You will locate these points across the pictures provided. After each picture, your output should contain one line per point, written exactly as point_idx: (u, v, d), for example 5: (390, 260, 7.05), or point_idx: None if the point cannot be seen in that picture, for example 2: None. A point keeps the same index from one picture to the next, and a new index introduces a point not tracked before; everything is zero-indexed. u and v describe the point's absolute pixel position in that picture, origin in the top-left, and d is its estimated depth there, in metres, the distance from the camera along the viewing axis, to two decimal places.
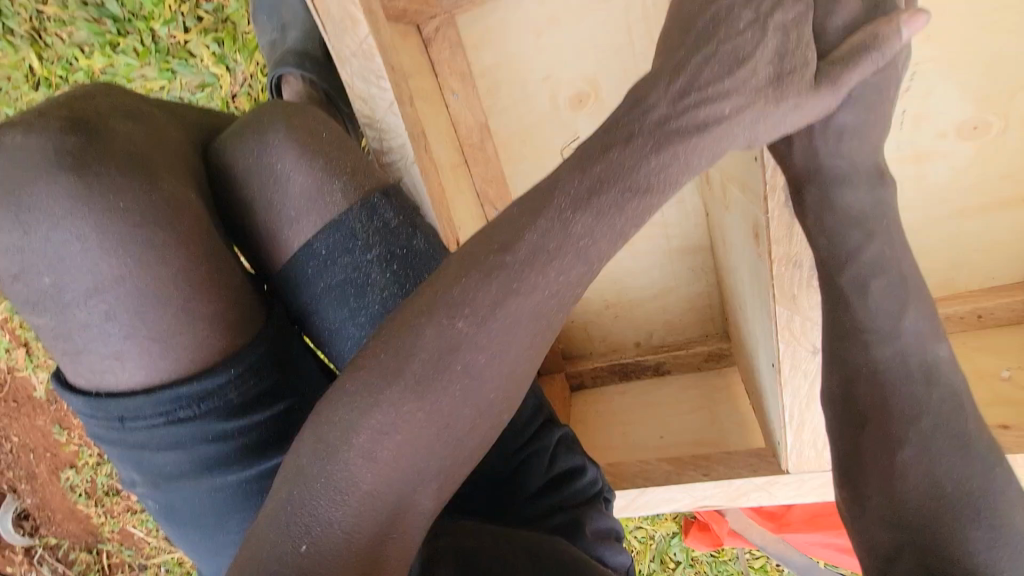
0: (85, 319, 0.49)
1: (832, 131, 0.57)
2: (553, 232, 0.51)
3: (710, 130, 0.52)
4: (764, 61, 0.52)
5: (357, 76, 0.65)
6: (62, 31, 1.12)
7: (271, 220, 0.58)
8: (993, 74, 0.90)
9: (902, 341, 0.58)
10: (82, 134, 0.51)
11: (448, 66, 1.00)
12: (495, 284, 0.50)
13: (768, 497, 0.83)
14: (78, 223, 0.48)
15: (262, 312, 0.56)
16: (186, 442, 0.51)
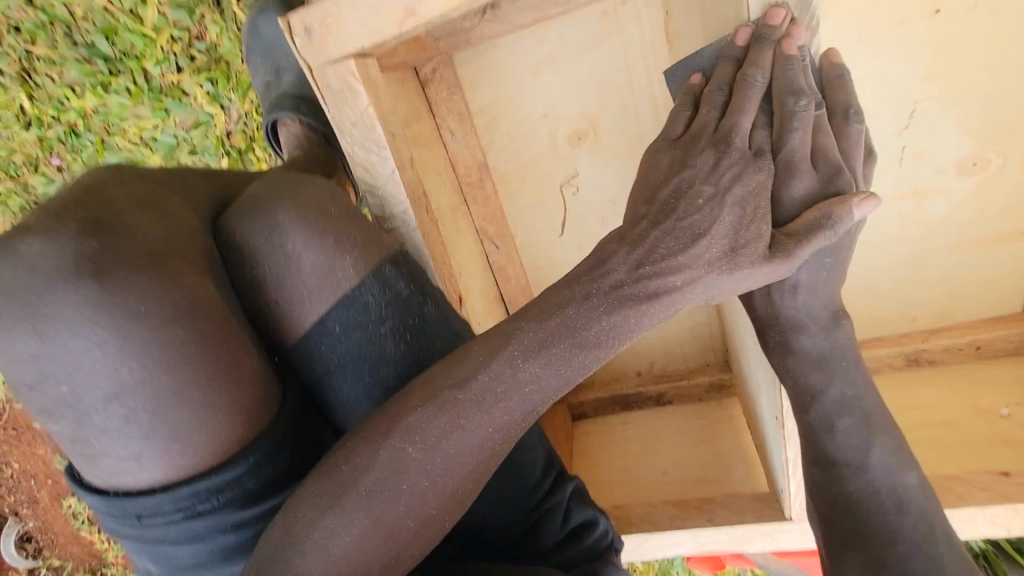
0: (104, 423, 0.50)
1: (787, 288, 0.65)
2: (501, 378, 0.56)
3: (659, 300, 0.59)
4: (719, 237, 0.59)
5: (357, 144, 0.65)
6: (53, 71, 1.10)
7: (287, 300, 0.58)
8: (993, 112, 0.90)
9: (871, 474, 0.67)
10: (100, 234, 0.51)
11: (446, 106, 0.99)
12: (442, 417, 0.55)
13: (773, 542, 0.84)
14: (96, 330, 0.49)
15: (279, 390, 0.57)
16: (204, 535, 0.51)
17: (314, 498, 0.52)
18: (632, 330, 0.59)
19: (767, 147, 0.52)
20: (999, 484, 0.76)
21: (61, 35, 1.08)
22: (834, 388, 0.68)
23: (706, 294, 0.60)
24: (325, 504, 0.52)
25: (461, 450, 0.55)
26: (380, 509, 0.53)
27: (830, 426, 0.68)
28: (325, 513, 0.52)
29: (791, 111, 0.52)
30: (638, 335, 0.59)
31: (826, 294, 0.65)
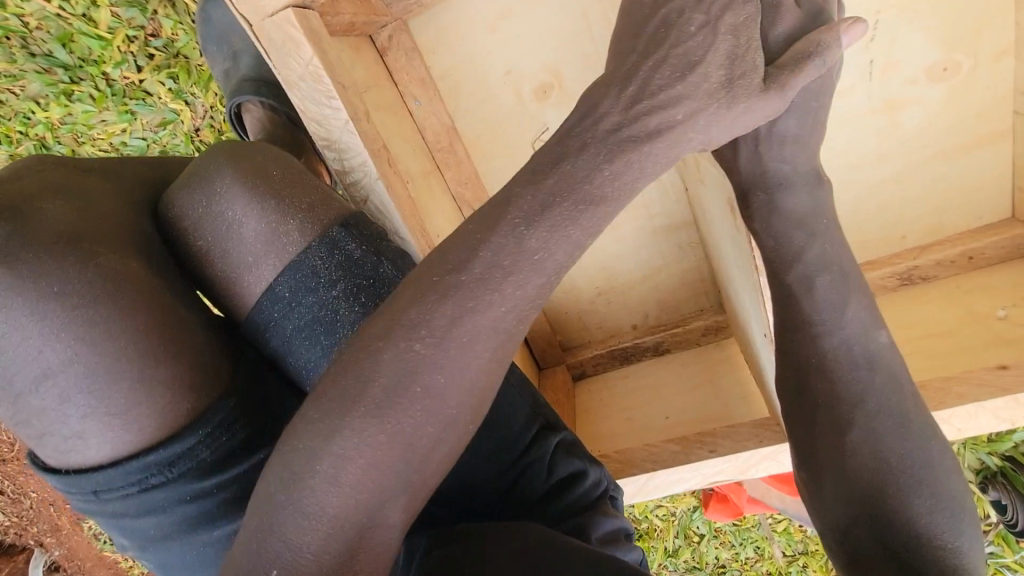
0: (39, 403, 0.49)
1: (775, 139, 0.60)
2: (507, 248, 0.48)
3: (665, 136, 0.51)
4: (718, 63, 0.52)
5: (309, 100, 0.64)
6: (14, 86, 1.09)
7: (229, 272, 0.57)
8: (958, 15, 0.88)
9: (846, 333, 0.59)
10: (11, 217, 0.50)
11: (407, 73, 0.98)
12: (448, 308, 0.47)
13: (777, 464, 0.84)
14: (18, 312, 0.48)
15: (229, 366, 0.56)
16: (166, 506, 0.52)
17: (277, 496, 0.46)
18: (638, 178, 0.52)
19: (737, 109, 0.53)
20: (997, 377, 0.75)
21: (17, 48, 1.06)
22: (814, 246, 0.61)
23: (708, 133, 0.53)
24: (334, 426, 0.47)
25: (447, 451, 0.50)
26: (388, 417, 0.47)
27: (810, 288, 0.60)
28: (329, 438, 0.46)
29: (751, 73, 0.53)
30: (653, 181, 0.52)
31: (811, 150, 0.62)
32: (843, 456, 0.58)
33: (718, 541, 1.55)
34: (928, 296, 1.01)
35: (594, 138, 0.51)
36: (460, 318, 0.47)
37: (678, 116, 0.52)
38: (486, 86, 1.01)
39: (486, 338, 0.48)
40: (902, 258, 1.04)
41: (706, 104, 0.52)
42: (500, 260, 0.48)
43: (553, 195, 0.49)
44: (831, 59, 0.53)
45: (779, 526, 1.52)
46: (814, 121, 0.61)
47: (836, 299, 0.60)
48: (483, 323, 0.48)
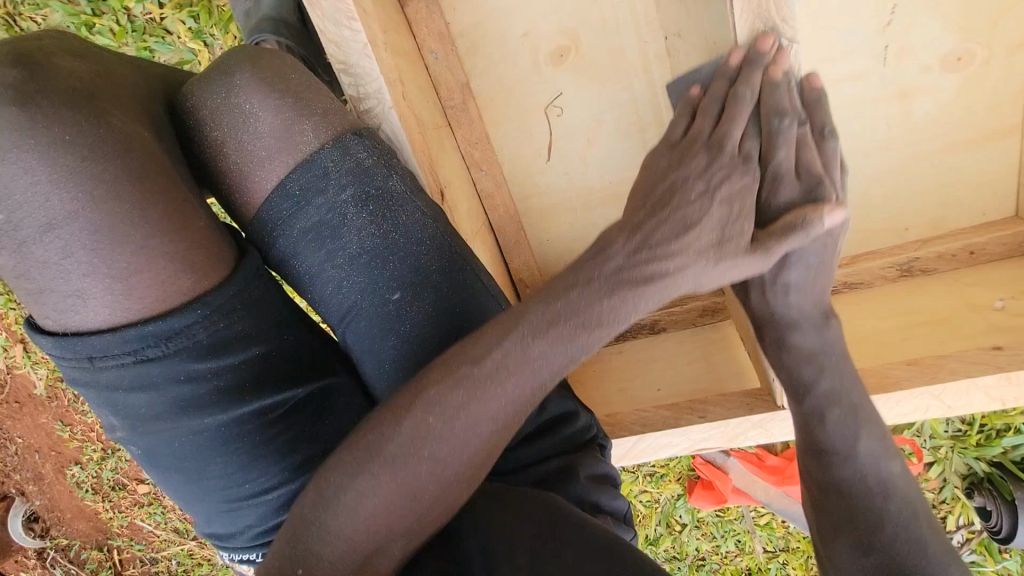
0: (42, 255, 0.50)
1: (778, 286, 0.65)
2: (513, 355, 0.54)
3: (656, 282, 0.56)
4: (708, 230, 0.58)
5: (328, 19, 0.64)
6: (37, 14, 1.11)
7: (242, 164, 0.58)
8: (973, 5, 0.90)
9: (861, 462, 0.62)
10: (27, 68, 0.51)
11: (426, 26, 0.99)
12: (461, 392, 0.53)
13: (766, 434, 0.85)
14: (28, 158, 0.48)
15: (235, 255, 0.57)
16: (157, 382, 0.52)
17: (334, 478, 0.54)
18: (630, 311, 0.56)
19: (722, 265, 0.58)
20: (992, 356, 0.76)
21: None
22: (822, 381, 0.65)
23: (694, 284, 0.58)
24: (359, 467, 0.53)
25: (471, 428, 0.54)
26: (402, 476, 0.53)
27: (821, 417, 0.65)
28: (354, 478, 0.53)
29: (737, 238, 0.58)
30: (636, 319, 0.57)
31: (816, 294, 0.65)
32: (827, 470, 0.64)
33: (700, 532, 1.53)
34: (928, 287, 1.01)
35: (598, 277, 0.56)
36: (470, 404, 0.53)
37: (669, 267, 0.57)
38: (503, 45, 1.02)
39: (488, 419, 0.54)
40: (904, 249, 1.04)
41: (696, 259, 0.57)
42: (503, 363, 0.54)
43: (552, 318, 0.55)
44: (812, 234, 0.57)
45: (762, 519, 1.51)
46: (816, 274, 0.64)
47: (847, 432, 0.64)
48: (492, 403, 0.54)
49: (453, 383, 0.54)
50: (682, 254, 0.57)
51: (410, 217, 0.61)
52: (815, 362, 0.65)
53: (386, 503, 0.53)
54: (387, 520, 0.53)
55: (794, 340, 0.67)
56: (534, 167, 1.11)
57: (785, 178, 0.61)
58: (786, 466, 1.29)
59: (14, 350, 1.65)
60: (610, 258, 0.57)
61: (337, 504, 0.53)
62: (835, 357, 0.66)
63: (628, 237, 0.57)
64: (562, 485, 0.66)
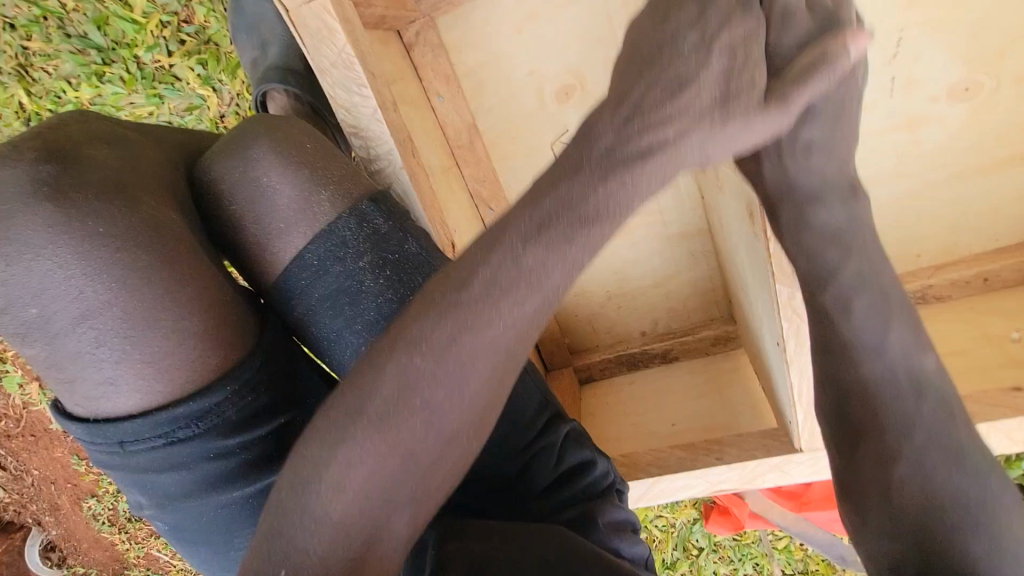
0: (73, 346, 0.50)
1: (799, 148, 0.55)
2: (505, 271, 0.47)
3: (651, 160, 0.48)
4: (709, 86, 0.48)
5: (339, 87, 0.66)
6: (48, 65, 1.12)
7: (258, 237, 0.58)
8: (981, 35, 0.89)
9: (891, 358, 0.55)
10: (57, 162, 0.51)
11: (432, 69, 1.00)
12: (449, 326, 0.47)
13: (784, 476, 0.84)
14: (60, 252, 0.49)
15: (256, 332, 0.57)
16: (187, 460, 0.53)
17: (326, 429, 0.48)
18: (629, 202, 0.48)
19: (730, 127, 0.49)
20: (1010, 398, 0.76)
21: (55, 29, 1.10)
22: (849, 263, 0.56)
23: (701, 153, 0.49)
24: (337, 438, 0.48)
25: (473, 387, 0.48)
26: (396, 433, 0.47)
27: (846, 307, 0.56)
28: (335, 451, 0.47)
29: (748, 89, 0.49)
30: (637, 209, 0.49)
31: (839, 160, 0.57)
32: (847, 366, 0.56)
33: (718, 556, 1.52)
34: (942, 315, 1.00)
35: (586, 163, 0.48)
36: (460, 339, 0.47)
37: (668, 135, 0.48)
38: (509, 85, 1.02)
39: (482, 363, 0.48)
40: (918, 276, 1.04)
41: (698, 122, 0.48)
42: (498, 278, 0.47)
43: (551, 214, 0.47)
44: (841, 71, 0.48)
45: (780, 543, 1.50)
46: (839, 142, 0.56)
47: (874, 321, 0.55)
48: (481, 343, 0.47)
49: (439, 317, 0.47)
50: (680, 119, 0.48)
51: (427, 280, 0.61)
52: (838, 239, 0.56)
53: (393, 470, 0.48)
54: (380, 490, 0.48)
55: (841, 263, 0.56)
56: None
57: (795, 15, 0.51)
58: (803, 491, 1.22)
59: (30, 387, 1.66)
60: (596, 142, 0.49)
61: (321, 483, 0.47)
62: (865, 243, 0.57)
63: (615, 110, 0.49)
64: (580, 531, 0.63)
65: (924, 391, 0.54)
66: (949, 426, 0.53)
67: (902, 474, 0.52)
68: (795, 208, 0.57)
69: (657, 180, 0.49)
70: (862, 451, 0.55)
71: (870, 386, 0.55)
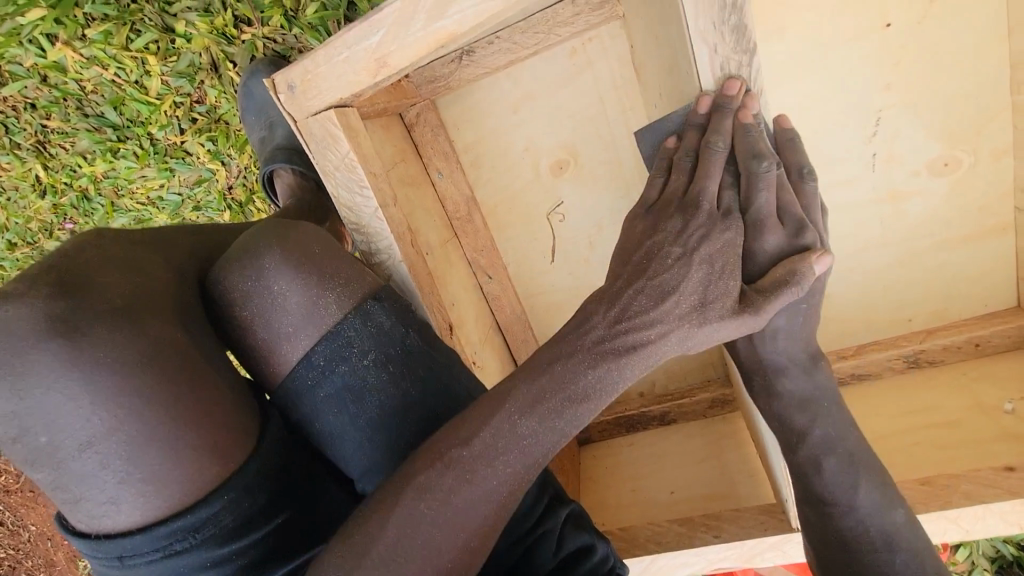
0: (79, 468, 0.53)
1: (768, 335, 0.65)
2: (503, 432, 0.56)
3: (639, 351, 0.57)
4: (687, 295, 0.58)
5: (341, 187, 0.71)
6: (66, 141, 1.18)
7: (270, 342, 0.61)
8: (957, 116, 0.93)
9: (860, 513, 0.65)
10: (69, 296, 0.54)
11: (432, 147, 1.04)
12: (451, 477, 0.55)
13: (782, 555, 0.84)
14: (67, 383, 0.52)
15: (256, 432, 0.59)
16: (185, 572, 0.54)
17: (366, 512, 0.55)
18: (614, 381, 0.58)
19: (708, 326, 0.58)
20: (1004, 478, 0.77)
21: (73, 109, 1.15)
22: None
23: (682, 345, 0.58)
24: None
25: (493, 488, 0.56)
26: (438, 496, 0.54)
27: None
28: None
29: (723, 296, 0.58)
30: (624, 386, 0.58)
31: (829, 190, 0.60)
32: (813, 484, 0.67)
33: None
34: (937, 382, 1.01)
35: (601, 269, 0.56)
36: (462, 488, 0.55)
37: (649, 335, 0.58)
38: (506, 160, 1.07)
39: (501, 426, 0.56)
40: (909, 340, 1.04)
41: (676, 326, 0.58)
42: (496, 442, 0.56)
43: (542, 391, 0.57)
44: None
45: None
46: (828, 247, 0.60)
47: (846, 483, 0.66)
48: (479, 492, 0.55)
49: (447, 466, 0.55)
50: (661, 323, 0.58)
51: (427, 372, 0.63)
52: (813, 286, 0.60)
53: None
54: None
55: None
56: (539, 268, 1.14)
57: None
58: None
59: None
60: None
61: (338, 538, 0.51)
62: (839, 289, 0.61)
63: (606, 310, 0.58)
64: None
65: (857, 487, 0.66)
66: (868, 459, 0.67)
67: (849, 529, 0.65)
68: (775, 256, 0.60)
69: (641, 368, 0.58)
70: (839, 572, 0.66)
71: (845, 533, 0.66)
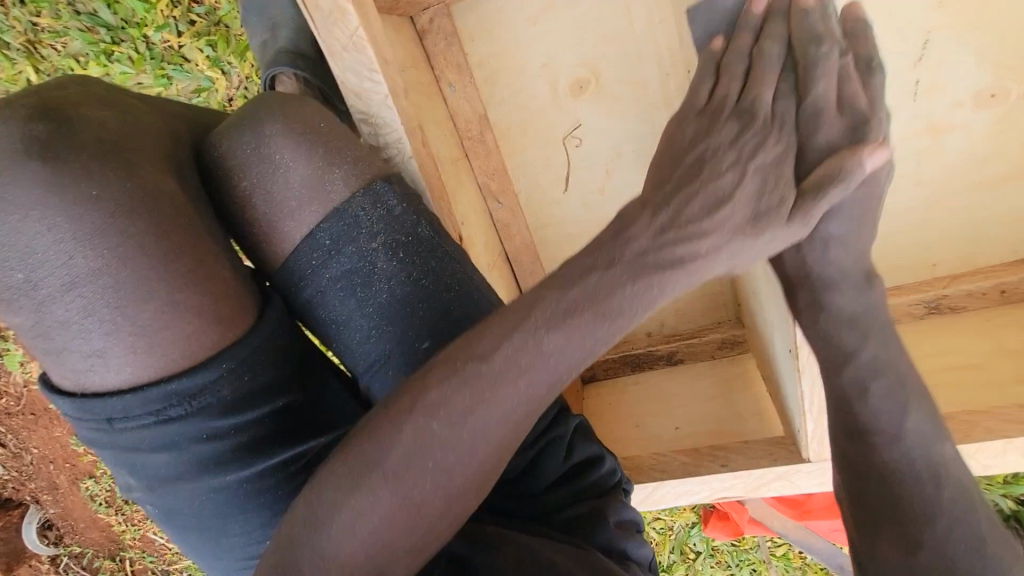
0: (63, 314, 0.50)
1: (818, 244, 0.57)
2: (553, 307, 0.48)
3: (684, 246, 0.49)
4: (752, 163, 0.51)
5: (349, 71, 0.66)
6: (57, 42, 1.12)
7: (270, 217, 0.58)
8: (1012, 40, 0.86)
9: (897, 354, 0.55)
10: (51, 123, 0.51)
11: (444, 58, 0.98)
12: (493, 356, 0.48)
13: (789, 485, 0.83)
14: (50, 218, 0.49)
15: (257, 306, 0.56)
16: (181, 442, 0.52)
17: (337, 479, 0.49)
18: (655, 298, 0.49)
19: (762, 208, 0.50)
20: None
21: (64, 5, 1.09)
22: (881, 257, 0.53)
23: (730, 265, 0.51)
24: None
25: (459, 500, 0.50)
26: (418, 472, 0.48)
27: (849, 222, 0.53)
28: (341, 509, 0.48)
29: (777, 176, 0.51)
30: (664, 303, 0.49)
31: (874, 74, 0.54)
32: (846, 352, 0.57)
33: (714, 561, 1.54)
34: (958, 327, 0.98)
35: (635, 220, 0.50)
36: (508, 368, 0.48)
37: (724, 181, 0.50)
38: (522, 78, 1.00)
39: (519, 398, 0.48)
40: (932, 285, 1.01)
41: (739, 193, 0.50)
42: (557, 307, 0.48)
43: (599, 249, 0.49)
44: (877, 108, 0.50)
45: (778, 550, 1.52)
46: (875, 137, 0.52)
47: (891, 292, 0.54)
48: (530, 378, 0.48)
49: (494, 341, 0.49)
50: (720, 187, 0.50)
51: (436, 263, 0.61)
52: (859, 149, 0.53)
53: (390, 515, 0.48)
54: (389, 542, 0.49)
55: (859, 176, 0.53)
56: (551, 197, 1.10)
57: None
58: (804, 500, 1.18)
59: (31, 366, 1.65)
60: None
61: (338, 519, 0.48)
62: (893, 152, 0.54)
63: None
64: (591, 530, 0.62)
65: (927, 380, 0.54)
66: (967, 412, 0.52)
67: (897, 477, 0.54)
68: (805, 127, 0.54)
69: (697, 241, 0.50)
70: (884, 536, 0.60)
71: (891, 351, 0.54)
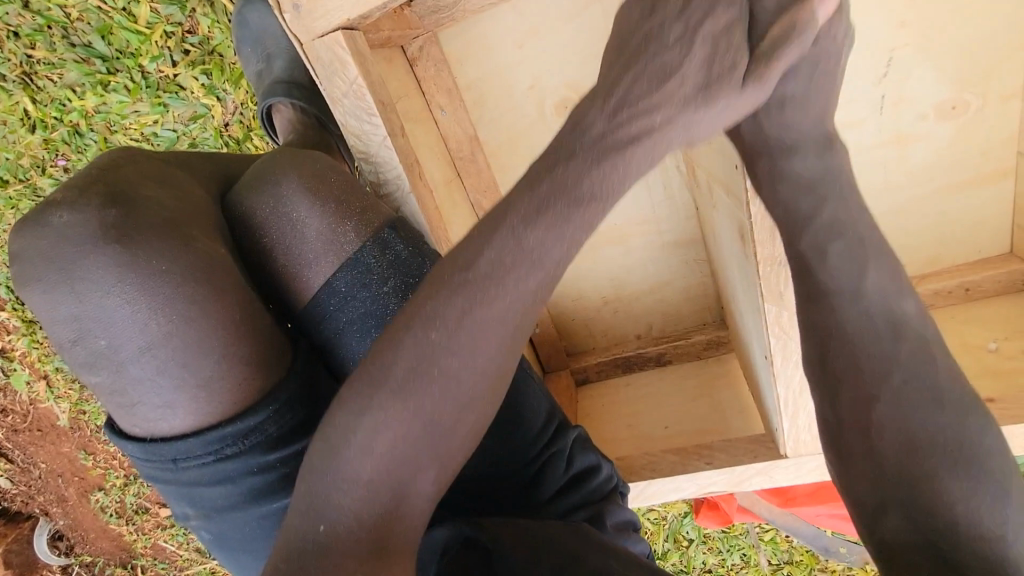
0: (138, 373, 0.55)
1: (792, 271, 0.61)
2: (508, 249, 0.49)
3: (644, 142, 0.51)
4: (693, 72, 0.51)
5: (350, 115, 0.71)
6: (53, 73, 1.14)
7: (295, 268, 0.63)
8: (969, 55, 0.92)
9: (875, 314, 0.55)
10: (120, 205, 0.57)
11: (434, 83, 1.01)
12: (458, 303, 0.49)
13: (769, 479, 0.90)
14: (126, 288, 0.54)
15: (288, 349, 0.62)
16: (235, 477, 0.57)
17: (350, 401, 0.50)
18: (625, 179, 0.51)
19: (716, 106, 0.52)
20: None
21: (59, 38, 1.11)
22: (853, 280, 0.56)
23: (687, 134, 0.52)
24: (360, 406, 0.50)
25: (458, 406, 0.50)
26: (417, 400, 0.49)
27: (822, 254, 0.57)
28: (361, 416, 0.49)
29: (731, 70, 0.51)
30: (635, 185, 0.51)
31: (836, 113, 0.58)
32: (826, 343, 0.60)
33: (706, 547, 1.62)
34: None
35: (581, 147, 0.50)
36: (484, 302, 0.49)
37: (656, 121, 0.51)
38: (509, 99, 1.05)
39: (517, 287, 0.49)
40: None
41: (685, 108, 0.51)
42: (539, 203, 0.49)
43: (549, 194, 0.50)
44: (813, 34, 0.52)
45: (766, 535, 1.60)
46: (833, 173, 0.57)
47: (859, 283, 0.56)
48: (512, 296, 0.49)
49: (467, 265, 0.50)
50: (667, 105, 0.51)
51: None
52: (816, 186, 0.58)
53: (411, 429, 0.49)
54: (399, 517, 0.50)
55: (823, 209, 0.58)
56: None
57: None
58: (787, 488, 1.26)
59: (36, 384, 1.67)
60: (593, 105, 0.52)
61: (347, 446, 0.49)
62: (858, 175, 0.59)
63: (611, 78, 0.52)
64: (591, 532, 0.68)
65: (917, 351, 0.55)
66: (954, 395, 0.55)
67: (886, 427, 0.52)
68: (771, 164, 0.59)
69: (648, 161, 0.52)
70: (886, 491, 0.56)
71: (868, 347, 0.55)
